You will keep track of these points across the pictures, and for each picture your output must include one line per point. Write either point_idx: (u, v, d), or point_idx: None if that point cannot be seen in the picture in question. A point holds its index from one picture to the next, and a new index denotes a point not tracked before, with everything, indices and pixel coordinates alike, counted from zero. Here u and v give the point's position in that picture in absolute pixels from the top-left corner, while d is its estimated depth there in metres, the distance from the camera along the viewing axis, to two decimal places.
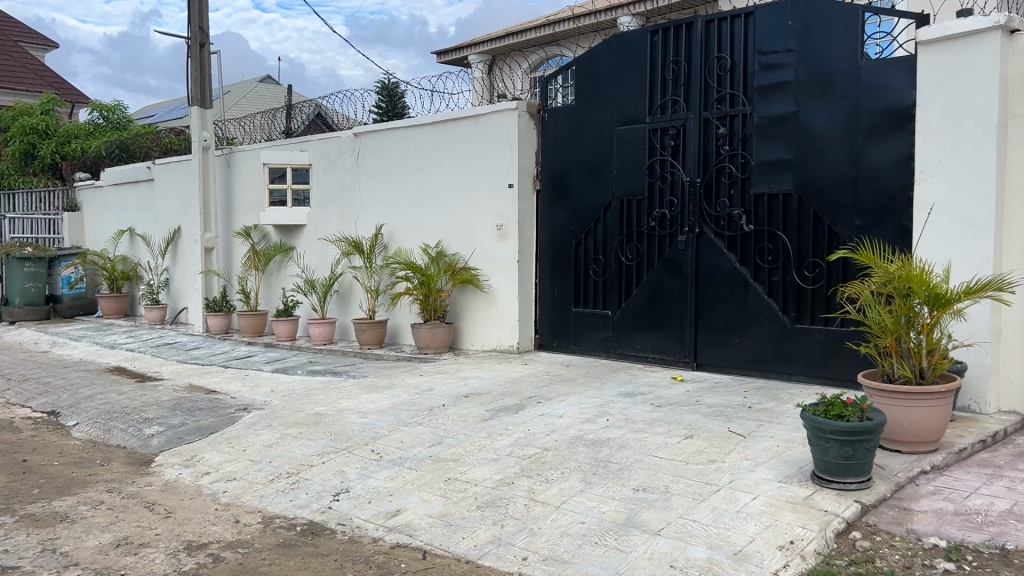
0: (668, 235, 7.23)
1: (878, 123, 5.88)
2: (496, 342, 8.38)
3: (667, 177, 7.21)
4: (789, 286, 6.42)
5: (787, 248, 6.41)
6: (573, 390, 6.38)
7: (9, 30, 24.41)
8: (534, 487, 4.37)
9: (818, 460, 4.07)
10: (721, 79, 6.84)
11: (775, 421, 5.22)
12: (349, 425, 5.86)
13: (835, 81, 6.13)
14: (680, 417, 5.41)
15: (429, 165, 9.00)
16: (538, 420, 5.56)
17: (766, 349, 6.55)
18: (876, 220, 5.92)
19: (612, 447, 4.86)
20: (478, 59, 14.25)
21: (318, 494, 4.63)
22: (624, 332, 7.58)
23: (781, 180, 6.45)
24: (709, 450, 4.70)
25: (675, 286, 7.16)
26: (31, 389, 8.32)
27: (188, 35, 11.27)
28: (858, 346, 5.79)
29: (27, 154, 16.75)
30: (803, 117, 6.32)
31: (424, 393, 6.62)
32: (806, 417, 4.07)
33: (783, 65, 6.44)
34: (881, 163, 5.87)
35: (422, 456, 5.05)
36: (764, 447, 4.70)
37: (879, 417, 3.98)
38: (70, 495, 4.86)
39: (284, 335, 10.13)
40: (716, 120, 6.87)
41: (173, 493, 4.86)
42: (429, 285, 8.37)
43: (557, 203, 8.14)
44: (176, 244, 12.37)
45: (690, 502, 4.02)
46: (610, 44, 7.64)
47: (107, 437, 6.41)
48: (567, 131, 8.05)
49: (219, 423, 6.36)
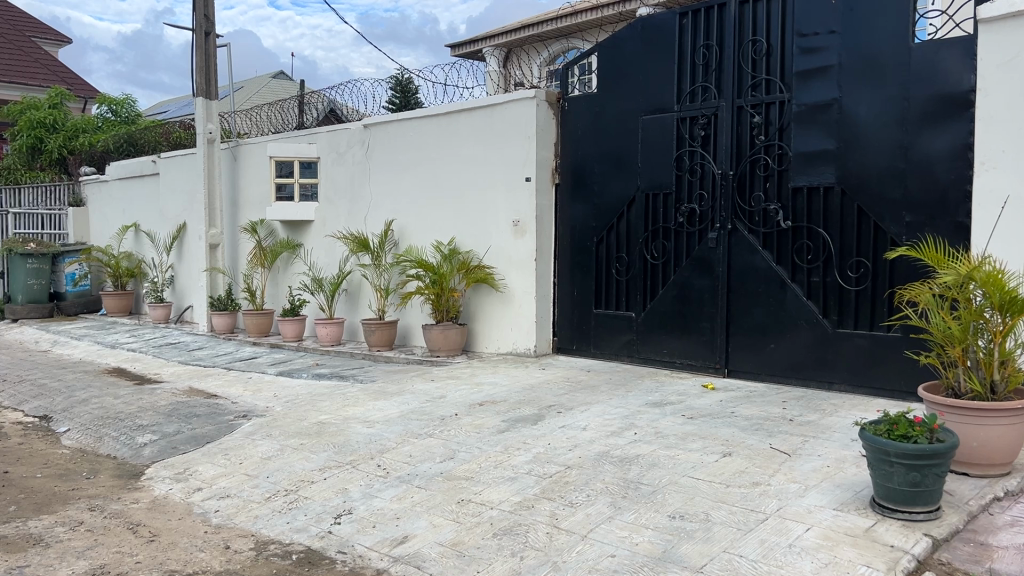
0: (697, 232, 6.74)
1: (929, 110, 5.40)
2: (512, 345, 7.93)
3: (697, 169, 6.73)
4: (830, 287, 5.94)
5: (828, 245, 5.93)
6: (596, 399, 5.92)
7: (22, 26, 24.02)
8: (557, 512, 3.91)
9: (880, 486, 3.60)
10: (756, 64, 6.34)
11: (821, 437, 4.74)
12: (354, 436, 5.43)
13: (882, 66, 5.62)
14: (715, 431, 4.94)
15: (442, 158, 8.56)
16: (559, 433, 5.10)
17: (805, 356, 6.07)
18: (928, 216, 5.42)
19: (643, 466, 4.39)
20: (493, 51, 13.87)
21: (318, 516, 4.20)
22: (649, 337, 7.10)
23: (822, 172, 5.94)
24: (751, 470, 4.22)
25: (705, 287, 6.68)
26: (24, 391, 7.94)
27: (194, 24, 10.88)
28: (915, 355, 5.29)
29: (34, 149, 16.41)
30: (847, 105, 5.81)
31: (436, 401, 6.17)
32: (866, 436, 3.60)
33: (825, 48, 5.92)
34: (933, 154, 5.37)
35: (432, 473, 4.60)
36: (812, 468, 4.21)
37: (952, 438, 3.47)
38: (48, 514, 4.44)
39: (290, 335, 9.73)
40: (750, 107, 6.37)
41: (160, 513, 4.44)
42: (441, 284, 7.92)
43: (578, 198, 7.67)
44: (181, 240, 12.00)
45: (735, 533, 3.54)
46: (635, 26, 7.14)
47: (98, 445, 6.01)
48: (588, 121, 7.57)
49: (215, 432, 5.94)
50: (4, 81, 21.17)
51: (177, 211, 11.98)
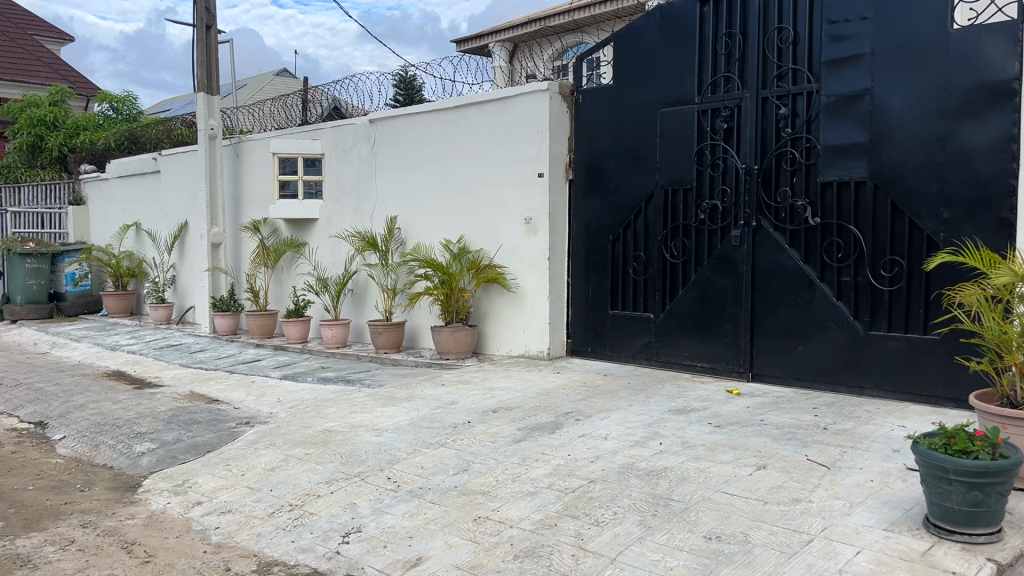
0: (720, 230, 6.45)
1: (969, 101, 5.11)
2: (524, 347, 7.65)
3: (719, 164, 6.44)
4: (862, 287, 5.64)
5: (859, 243, 5.63)
6: (616, 405, 5.63)
7: (26, 24, 23.76)
8: (582, 531, 3.63)
9: (936, 506, 3.30)
10: (782, 52, 6.05)
11: (860, 447, 4.46)
12: (363, 445, 5.16)
13: (918, 54, 5.32)
14: (746, 440, 4.66)
15: (451, 153, 8.27)
16: (579, 443, 4.82)
17: (835, 360, 5.78)
18: (967, 213, 5.13)
19: (672, 480, 4.10)
20: (499, 47, 13.60)
21: (324, 535, 3.92)
22: (667, 339, 6.82)
23: (853, 166, 5.64)
24: (789, 485, 3.94)
25: (728, 287, 6.39)
26: (20, 396, 7.67)
27: (194, 18, 10.60)
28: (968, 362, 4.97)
29: (34, 147, 16.21)
30: (879, 95, 5.50)
31: (448, 407, 5.89)
32: (920, 451, 3.31)
33: (856, 36, 5.62)
34: (973, 146, 5.10)
35: (447, 486, 4.32)
36: (855, 482, 3.93)
37: (1017, 454, 3.18)
38: (38, 532, 4.18)
39: (295, 336, 9.47)
40: (776, 99, 6.08)
41: (156, 531, 4.16)
42: (451, 284, 7.63)
43: (593, 194, 7.39)
44: (182, 239, 11.76)
45: (779, 557, 3.24)
46: (653, 15, 6.85)
47: (94, 454, 5.75)
48: (604, 115, 7.27)
49: (217, 440, 5.68)
50: (5, 79, 20.95)
51: (177, 209, 11.73)
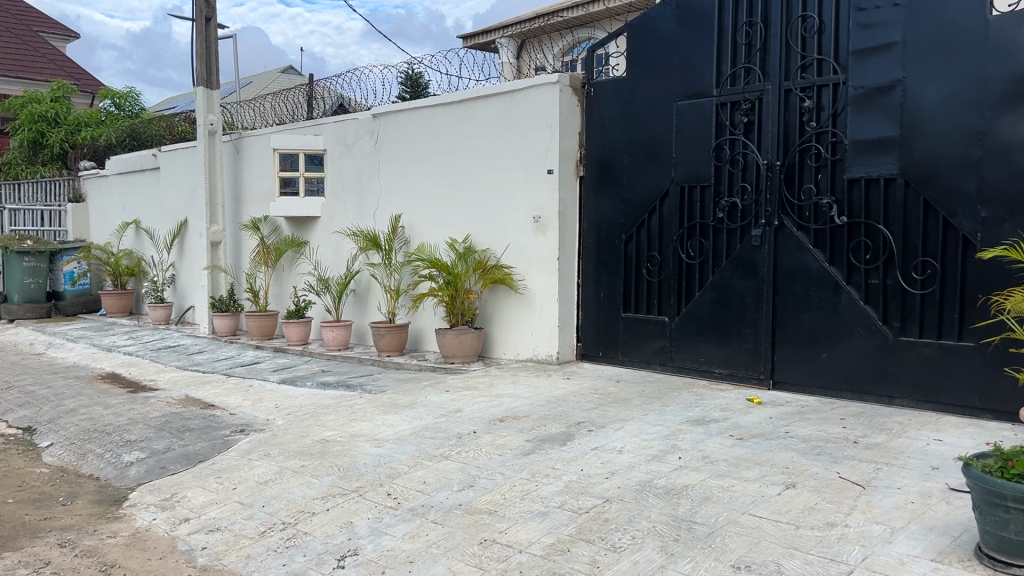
0: (740, 229, 6.14)
1: (1009, 92, 4.78)
2: (532, 351, 7.36)
3: (739, 160, 6.12)
4: (891, 291, 5.32)
5: (889, 244, 5.30)
6: (629, 415, 5.33)
7: (27, 19, 23.49)
8: (598, 557, 3.32)
9: (991, 534, 2.97)
10: (806, 42, 5.72)
11: (895, 463, 4.14)
12: (361, 457, 4.86)
13: (954, 43, 4.99)
14: (771, 455, 4.35)
15: (457, 148, 7.96)
16: (592, 457, 4.52)
17: (862, 368, 5.46)
18: (1008, 211, 4.80)
19: (694, 500, 3.79)
20: (506, 42, 13.35)
21: (318, 557, 3.62)
22: (683, 343, 6.51)
23: (882, 163, 5.31)
24: (822, 507, 3.62)
25: (748, 290, 6.07)
26: (10, 399, 7.40)
27: (193, 11, 10.33)
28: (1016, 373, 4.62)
29: (36, 143, 15.96)
30: (911, 87, 5.17)
31: (452, 416, 5.59)
32: (972, 474, 2.99)
33: (886, 24, 5.28)
34: (1014, 140, 4.76)
35: (450, 504, 4.02)
36: (895, 504, 3.61)
37: None
38: (12, 551, 3.90)
39: (295, 338, 9.20)
40: (800, 91, 5.74)
41: (139, 551, 3.87)
42: (456, 285, 7.33)
43: (605, 192, 7.07)
44: (182, 237, 11.49)
45: None
46: (669, 4, 6.52)
47: (80, 464, 5.46)
48: (616, 109, 6.96)
49: (210, 449, 5.39)
50: (7, 75, 20.72)
51: (177, 206, 11.46)
